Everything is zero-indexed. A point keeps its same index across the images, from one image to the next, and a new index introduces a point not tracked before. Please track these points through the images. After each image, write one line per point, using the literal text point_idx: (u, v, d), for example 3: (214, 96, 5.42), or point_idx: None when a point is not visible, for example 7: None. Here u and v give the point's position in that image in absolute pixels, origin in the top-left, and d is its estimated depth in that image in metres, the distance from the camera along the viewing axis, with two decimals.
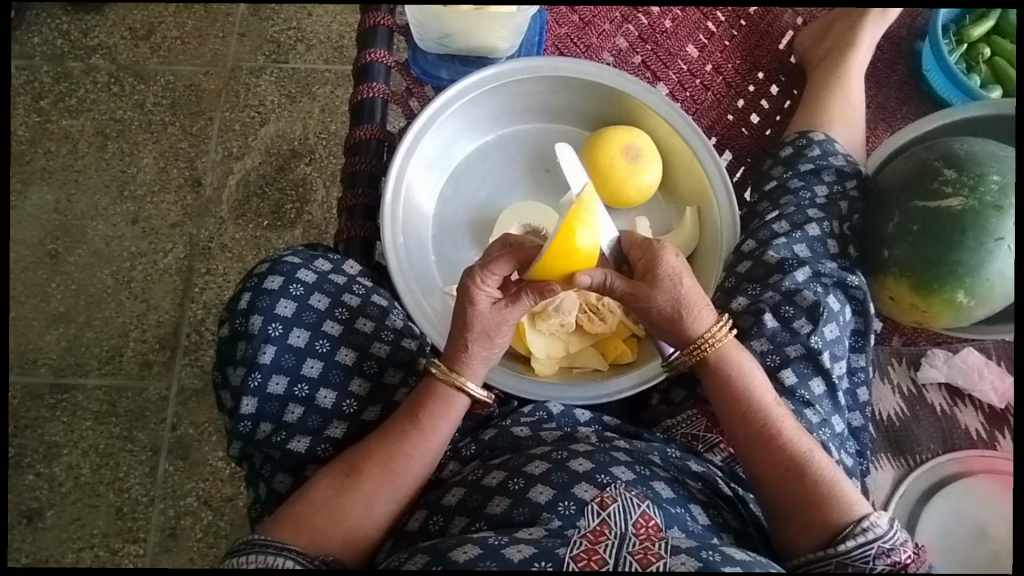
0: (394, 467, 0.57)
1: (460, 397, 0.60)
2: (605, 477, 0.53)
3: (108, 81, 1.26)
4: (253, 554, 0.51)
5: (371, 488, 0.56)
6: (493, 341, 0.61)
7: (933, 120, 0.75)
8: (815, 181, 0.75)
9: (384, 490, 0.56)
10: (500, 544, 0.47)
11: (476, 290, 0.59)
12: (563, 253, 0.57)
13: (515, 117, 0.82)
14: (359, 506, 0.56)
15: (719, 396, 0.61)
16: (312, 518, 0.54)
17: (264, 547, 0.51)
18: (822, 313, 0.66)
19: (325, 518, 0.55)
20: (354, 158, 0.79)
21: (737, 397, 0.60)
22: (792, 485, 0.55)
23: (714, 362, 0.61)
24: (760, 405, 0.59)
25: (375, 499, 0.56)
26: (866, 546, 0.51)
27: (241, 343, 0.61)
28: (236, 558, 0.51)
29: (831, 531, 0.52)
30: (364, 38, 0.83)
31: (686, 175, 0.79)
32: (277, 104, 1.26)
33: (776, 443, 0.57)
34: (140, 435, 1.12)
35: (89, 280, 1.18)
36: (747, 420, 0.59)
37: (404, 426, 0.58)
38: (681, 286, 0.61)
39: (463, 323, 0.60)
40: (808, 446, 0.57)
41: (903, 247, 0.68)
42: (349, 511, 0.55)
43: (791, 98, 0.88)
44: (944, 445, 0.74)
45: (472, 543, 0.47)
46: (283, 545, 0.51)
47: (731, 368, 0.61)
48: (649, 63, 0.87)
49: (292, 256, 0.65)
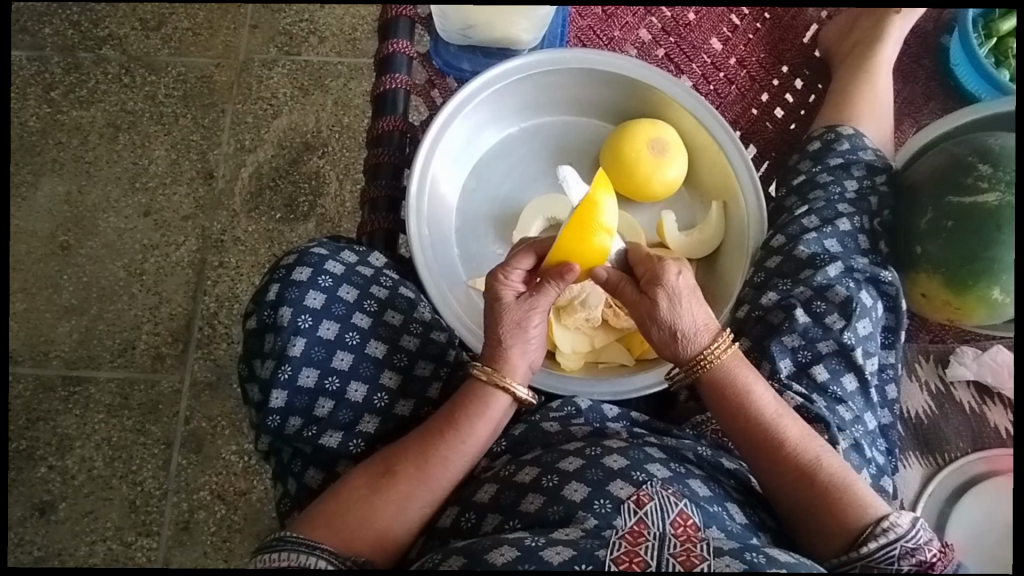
0: (430, 471, 0.56)
1: (502, 396, 0.60)
2: (640, 474, 0.52)
3: (119, 72, 1.25)
4: (284, 551, 0.50)
5: (404, 490, 0.55)
6: (527, 335, 0.61)
7: (962, 115, 0.75)
8: (845, 175, 0.74)
9: (417, 493, 0.55)
10: (537, 545, 0.46)
11: (503, 286, 0.62)
12: (578, 235, 0.60)
13: (538, 110, 0.81)
14: (392, 508, 0.54)
15: (718, 409, 0.60)
16: (346, 517, 0.53)
17: (295, 545, 0.50)
18: (855, 308, 0.65)
19: (357, 520, 0.53)
20: (377, 150, 0.78)
21: (734, 410, 0.59)
22: (802, 496, 0.55)
23: (715, 376, 0.60)
24: (757, 418, 0.58)
25: (408, 503, 0.55)
26: (888, 548, 0.49)
27: (270, 336, 0.60)
28: (266, 554, 0.50)
29: (850, 535, 0.51)
30: (385, 29, 0.82)
31: (711, 170, 0.78)
32: (290, 96, 1.25)
33: (779, 454, 0.57)
34: (153, 428, 1.12)
35: (101, 272, 1.17)
36: (746, 435, 0.58)
37: (440, 429, 0.58)
38: (685, 301, 0.61)
39: (494, 317, 0.61)
40: (812, 453, 0.56)
41: (937, 243, 0.67)
42: (379, 512, 0.54)
43: (816, 92, 0.87)
44: (974, 443, 0.74)
45: (508, 544, 0.46)
46: (315, 545, 0.50)
47: (728, 379, 0.59)
48: (672, 56, 0.86)
49: (319, 248, 0.65)
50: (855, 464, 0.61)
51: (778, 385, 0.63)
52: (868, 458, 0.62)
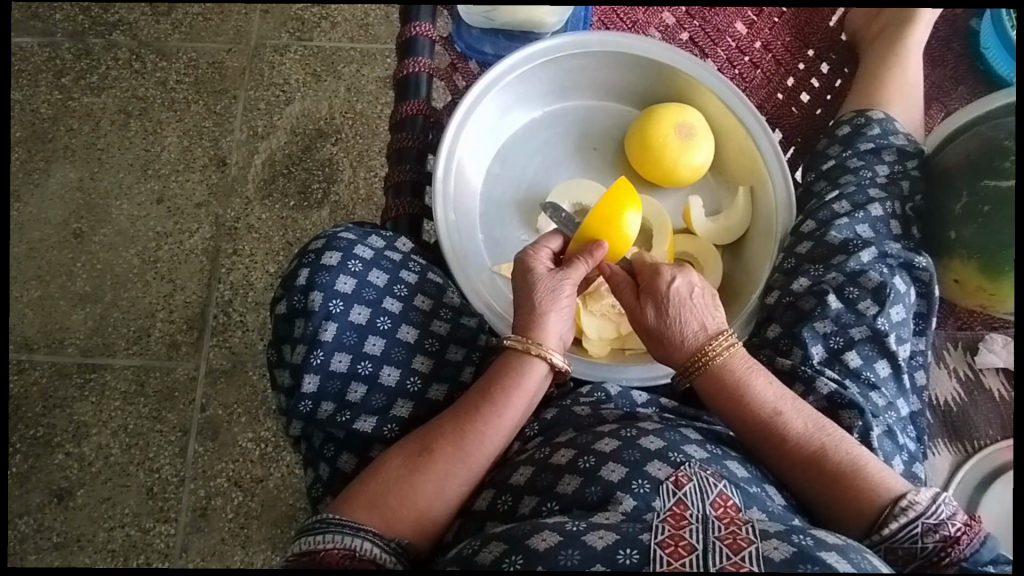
0: (466, 447, 0.56)
1: (539, 362, 0.60)
2: (678, 456, 0.52)
3: (129, 58, 1.24)
4: (331, 533, 0.49)
5: (442, 468, 0.55)
6: (557, 298, 0.62)
7: (998, 98, 0.73)
8: (876, 160, 0.73)
9: (456, 470, 0.55)
10: (579, 531, 0.46)
11: (534, 259, 0.65)
12: (605, 217, 0.66)
13: (562, 94, 0.80)
14: (430, 488, 0.54)
15: (717, 406, 0.60)
16: (386, 498, 0.53)
17: (340, 527, 0.50)
18: (888, 294, 0.64)
19: (397, 500, 0.53)
20: (400, 134, 0.78)
21: (734, 405, 0.59)
22: (817, 487, 0.54)
23: (715, 371, 0.60)
24: (759, 410, 0.58)
25: (446, 481, 0.54)
26: (910, 526, 0.49)
27: (300, 321, 0.60)
28: (311, 536, 0.50)
29: (868, 516, 0.51)
30: (407, 13, 0.81)
31: (737, 155, 0.78)
32: (302, 82, 1.24)
33: (786, 447, 0.56)
34: (169, 415, 1.12)
35: (115, 260, 1.17)
36: (749, 429, 0.58)
37: (476, 405, 0.57)
38: (682, 304, 0.63)
39: (524, 288, 0.63)
40: (818, 442, 0.56)
41: (972, 229, 0.66)
42: (418, 491, 0.53)
43: (842, 77, 0.85)
44: (1004, 430, 0.74)
45: (550, 530, 0.46)
46: (359, 527, 0.50)
47: (727, 373, 0.60)
48: (697, 40, 0.85)
49: (347, 232, 0.64)
50: (889, 450, 0.60)
51: (811, 370, 0.62)
52: (902, 444, 0.62)
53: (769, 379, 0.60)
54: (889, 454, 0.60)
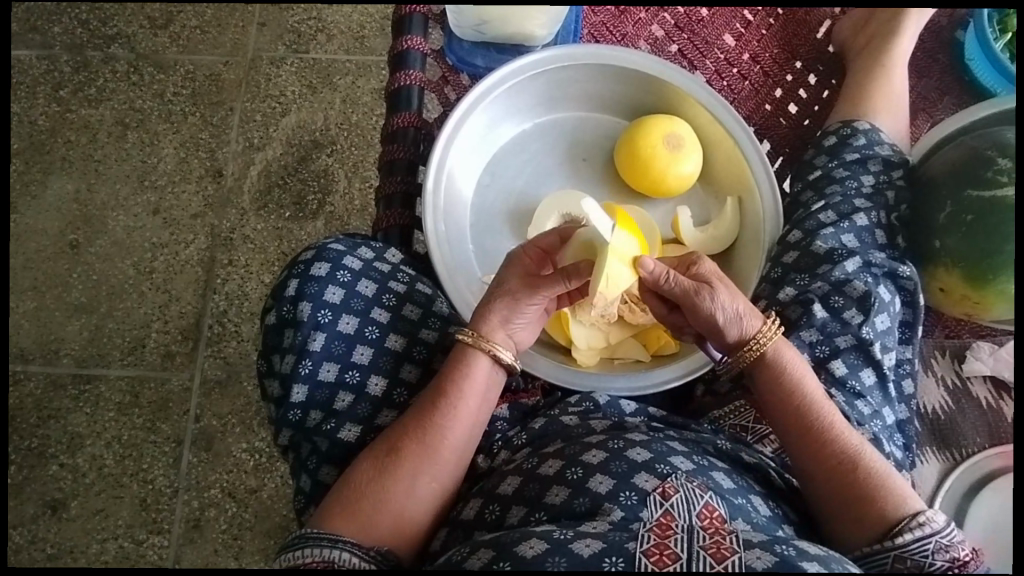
0: (428, 441, 0.57)
1: (486, 362, 0.61)
2: (665, 467, 0.52)
3: (127, 70, 1.25)
4: (309, 547, 0.50)
5: (408, 466, 0.55)
6: (520, 306, 0.64)
7: (982, 109, 0.74)
8: (862, 170, 0.74)
9: (421, 468, 0.56)
10: (566, 539, 0.46)
11: (513, 258, 0.64)
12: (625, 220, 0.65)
13: (552, 106, 0.81)
14: (399, 488, 0.55)
15: (769, 395, 0.60)
16: (359, 504, 0.53)
17: (317, 540, 0.50)
18: (873, 303, 0.65)
19: (370, 504, 0.53)
20: (392, 145, 0.78)
21: (787, 397, 0.59)
22: (841, 481, 0.54)
23: (766, 363, 0.60)
24: (812, 404, 0.58)
25: (414, 479, 0.55)
26: (924, 540, 0.49)
27: (289, 331, 0.60)
28: (291, 552, 0.51)
29: (887, 524, 0.51)
30: (400, 25, 0.82)
31: (726, 165, 0.78)
32: (298, 94, 1.25)
33: (826, 439, 0.57)
34: (163, 426, 1.12)
35: (110, 271, 1.17)
36: (798, 419, 0.58)
37: (433, 402, 0.58)
38: (735, 296, 0.61)
39: (494, 290, 0.64)
40: (857, 441, 0.56)
41: (956, 237, 0.67)
42: (388, 493, 0.54)
43: (829, 88, 0.87)
44: (991, 437, 0.74)
45: (538, 537, 0.46)
46: (335, 537, 0.51)
47: (780, 366, 0.60)
48: (686, 52, 0.86)
49: (336, 243, 0.65)
50: None
51: None
52: (888, 452, 0.62)
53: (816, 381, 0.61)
54: None
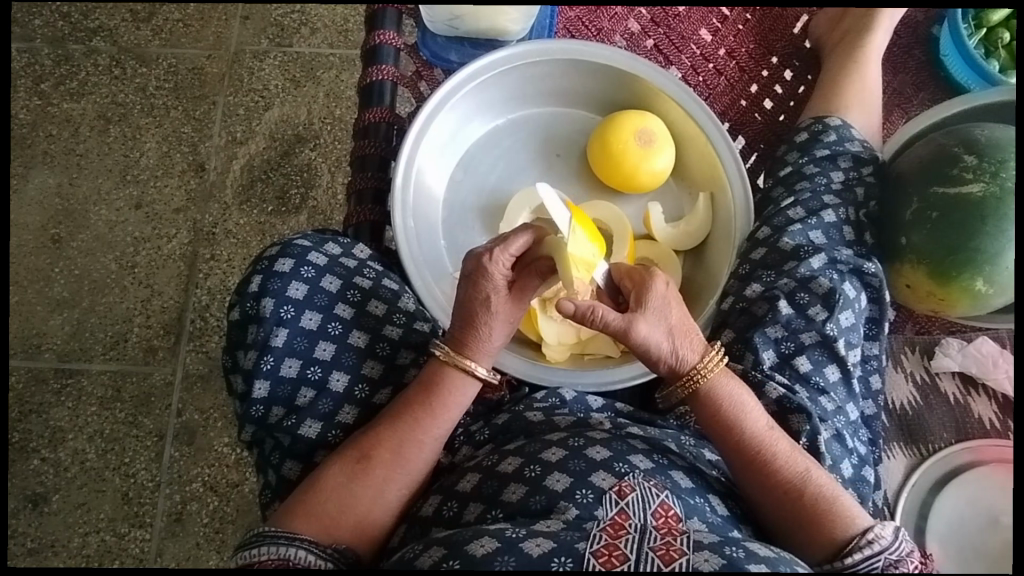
0: (405, 453, 0.58)
1: (470, 379, 0.60)
2: (622, 466, 0.54)
3: (109, 63, 1.24)
4: (265, 545, 0.51)
5: (382, 474, 0.57)
6: (509, 323, 0.62)
7: (951, 106, 0.75)
8: (831, 167, 0.74)
9: (396, 477, 0.57)
10: (518, 537, 0.46)
11: (493, 273, 0.59)
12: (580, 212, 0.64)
13: (525, 101, 0.81)
14: (371, 494, 0.56)
15: (711, 427, 0.59)
16: (323, 505, 0.55)
17: (275, 538, 0.52)
18: (838, 300, 0.65)
19: (339, 506, 0.55)
20: (363, 141, 0.78)
21: (726, 429, 0.59)
22: (791, 507, 0.55)
23: (704, 395, 0.59)
24: (753, 433, 0.58)
25: (387, 486, 0.57)
26: (872, 559, 0.51)
27: (252, 327, 0.61)
28: (247, 551, 0.52)
29: (835, 546, 0.52)
30: (372, 20, 0.82)
31: (699, 161, 0.78)
32: (282, 88, 1.24)
33: (769, 469, 0.56)
34: (145, 420, 1.12)
35: (92, 265, 1.17)
36: (739, 449, 0.58)
37: (414, 412, 0.59)
38: (663, 317, 0.58)
39: (477, 308, 0.60)
40: (801, 466, 0.57)
41: (922, 234, 0.67)
42: (357, 497, 0.56)
43: (805, 83, 0.86)
44: (958, 433, 0.74)
45: (489, 536, 0.46)
46: (295, 536, 0.52)
47: (720, 397, 0.59)
48: (661, 47, 0.86)
49: (302, 239, 0.65)
50: (836, 454, 0.61)
51: (761, 375, 0.63)
52: (850, 448, 0.63)
53: (758, 405, 0.60)
54: (837, 457, 0.61)
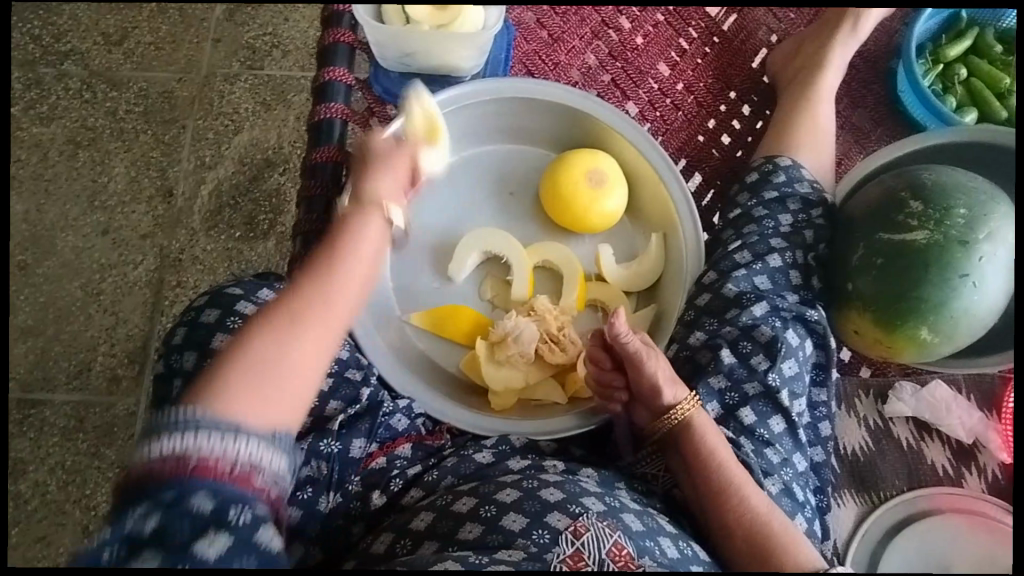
0: (328, 300, 0.51)
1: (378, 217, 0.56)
2: (577, 507, 0.55)
3: (79, 88, 1.23)
4: (202, 431, 0.43)
5: (308, 327, 0.50)
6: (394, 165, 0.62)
7: (904, 146, 0.74)
8: (780, 209, 0.73)
9: (322, 337, 0.50)
10: (481, 564, 0.49)
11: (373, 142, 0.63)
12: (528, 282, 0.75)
13: (477, 139, 0.81)
14: (294, 351, 0.49)
15: (684, 461, 0.61)
16: (247, 375, 0.47)
17: (201, 427, 0.43)
18: (779, 349, 0.65)
19: (264, 372, 0.47)
20: (311, 181, 0.77)
21: (698, 464, 0.60)
22: (749, 542, 0.55)
23: (682, 427, 0.62)
24: (723, 468, 0.59)
25: (312, 343, 0.49)
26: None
27: (174, 383, 0.59)
28: (168, 432, 0.43)
29: None
30: (325, 55, 0.80)
31: (651, 200, 0.78)
32: (252, 112, 1.24)
33: (733, 503, 0.57)
34: (108, 451, 1.10)
35: (58, 292, 1.14)
36: (707, 481, 0.59)
37: (324, 270, 0.52)
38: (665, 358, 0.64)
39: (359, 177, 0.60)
40: (766, 505, 0.57)
41: (867, 280, 0.66)
42: (276, 352, 0.48)
43: (763, 119, 0.86)
44: (910, 481, 0.72)
45: (453, 561, 0.50)
46: (236, 425, 0.44)
47: (695, 432, 0.61)
48: (619, 81, 0.85)
49: (234, 288, 0.64)
50: (787, 510, 0.60)
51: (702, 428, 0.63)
52: (801, 500, 0.62)
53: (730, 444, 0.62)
54: (790, 512, 0.60)
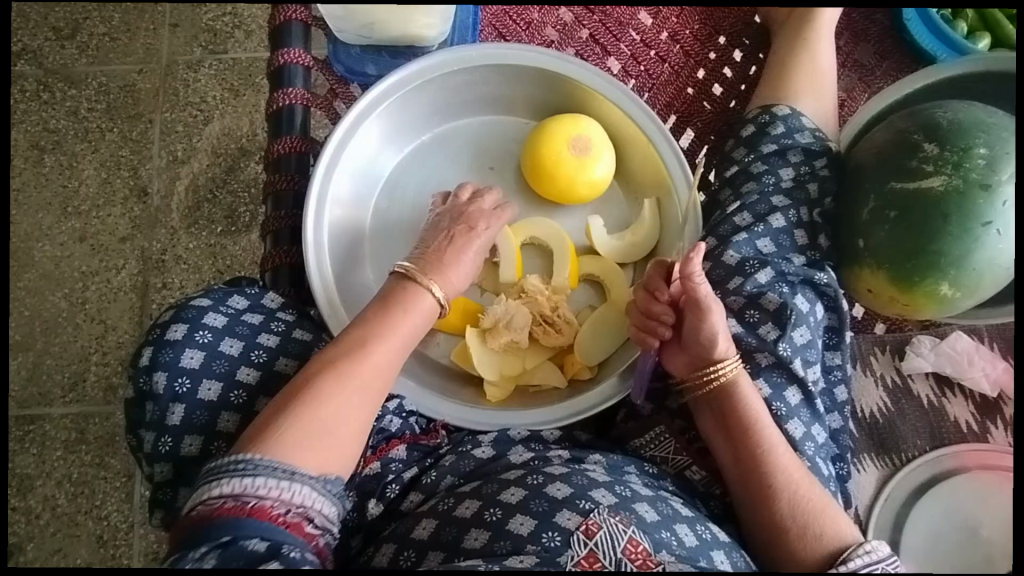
0: (371, 367, 0.55)
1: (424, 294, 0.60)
2: (587, 502, 0.52)
3: (36, 88, 1.14)
4: (264, 476, 0.47)
5: (358, 381, 0.54)
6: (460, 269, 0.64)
7: (914, 81, 0.68)
8: (781, 163, 0.68)
9: (373, 390, 0.55)
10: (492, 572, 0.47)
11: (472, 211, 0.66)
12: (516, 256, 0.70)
13: (451, 113, 0.75)
14: (346, 408, 0.53)
15: (722, 425, 0.58)
16: (311, 423, 0.50)
17: (268, 469, 0.47)
18: (789, 316, 0.60)
19: (319, 424, 0.51)
20: (274, 175, 0.72)
21: (738, 428, 0.57)
22: (787, 508, 0.53)
23: (723, 388, 0.59)
24: (760, 431, 0.57)
25: (362, 404, 0.54)
26: (872, 566, 0.48)
27: (148, 405, 0.56)
28: (230, 478, 0.46)
29: (831, 552, 0.50)
30: (277, 37, 0.75)
31: (642, 165, 0.73)
32: (219, 99, 1.17)
33: (770, 467, 0.55)
34: (112, 461, 1.07)
35: (42, 305, 1.09)
36: (745, 443, 0.57)
37: (366, 335, 0.56)
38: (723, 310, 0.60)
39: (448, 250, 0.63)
40: (801, 472, 0.55)
41: (880, 236, 0.61)
42: (319, 410, 0.51)
43: (757, 64, 0.79)
44: (932, 440, 0.69)
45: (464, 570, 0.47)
46: (293, 470, 0.48)
47: (733, 393, 0.58)
48: (598, 36, 0.79)
49: (200, 299, 0.60)
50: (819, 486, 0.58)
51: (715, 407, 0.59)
52: (824, 476, 0.59)
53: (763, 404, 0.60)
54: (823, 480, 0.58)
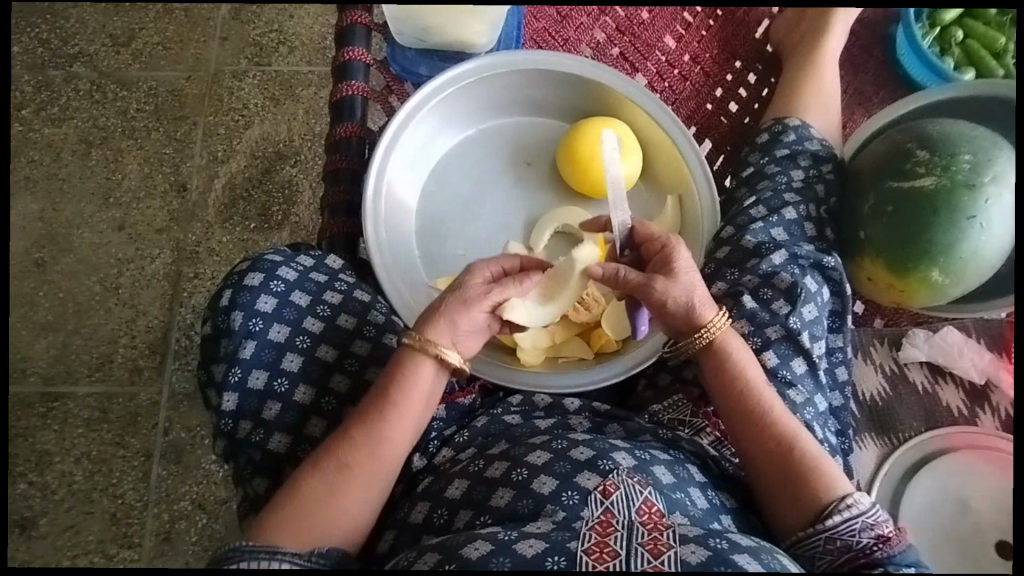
0: (378, 451, 0.58)
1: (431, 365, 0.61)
2: (607, 464, 0.56)
3: (90, 88, 1.22)
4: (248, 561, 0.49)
5: (362, 477, 0.57)
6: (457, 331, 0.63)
7: (910, 102, 0.77)
8: (791, 165, 0.76)
9: (376, 476, 0.57)
10: (511, 539, 0.50)
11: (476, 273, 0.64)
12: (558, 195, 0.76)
13: (495, 113, 0.83)
14: (352, 497, 0.56)
15: (716, 386, 0.63)
16: (300, 509, 0.54)
17: (249, 552, 0.49)
18: (799, 294, 0.67)
19: (314, 512, 0.54)
20: (335, 155, 0.79)
21: (730, 390, 0.62)
22: (777, 464, 0.58)
23: (713, 351, 0.63)
24: (753, 391, 0.61)
25: (371, 486, 0.57)
26: (852, 520, 0.53)
27: (223, 341, 0.62)
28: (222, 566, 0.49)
29: (816, 507, 0.55)
30: (343, 37, 0.84)
31: (666, 167, 0.80)
32: (260, 107, 1.23)
33: (762, 425, 0.60)
34: (132, 440, 1.07)
35: (77, 288, 1.14)
36: (737, 402, 0.61)
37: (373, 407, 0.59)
38: (688, 284, 0.63)
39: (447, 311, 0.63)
40: (793, 429, 0.60)
41: (878, 228, 0.69)
42: (312, 497, 0.55)
43: (768, 86, 0.89)
44: (927, 422, 0.75)
45: (482, 540, 0.50)
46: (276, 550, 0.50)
47: (725, 355, 0.63)
48: (627, 54, 0.88)
49: (272, 254, 0.66)
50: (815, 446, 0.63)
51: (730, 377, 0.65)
52: (823, 438, 0.64)
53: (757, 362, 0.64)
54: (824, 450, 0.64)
